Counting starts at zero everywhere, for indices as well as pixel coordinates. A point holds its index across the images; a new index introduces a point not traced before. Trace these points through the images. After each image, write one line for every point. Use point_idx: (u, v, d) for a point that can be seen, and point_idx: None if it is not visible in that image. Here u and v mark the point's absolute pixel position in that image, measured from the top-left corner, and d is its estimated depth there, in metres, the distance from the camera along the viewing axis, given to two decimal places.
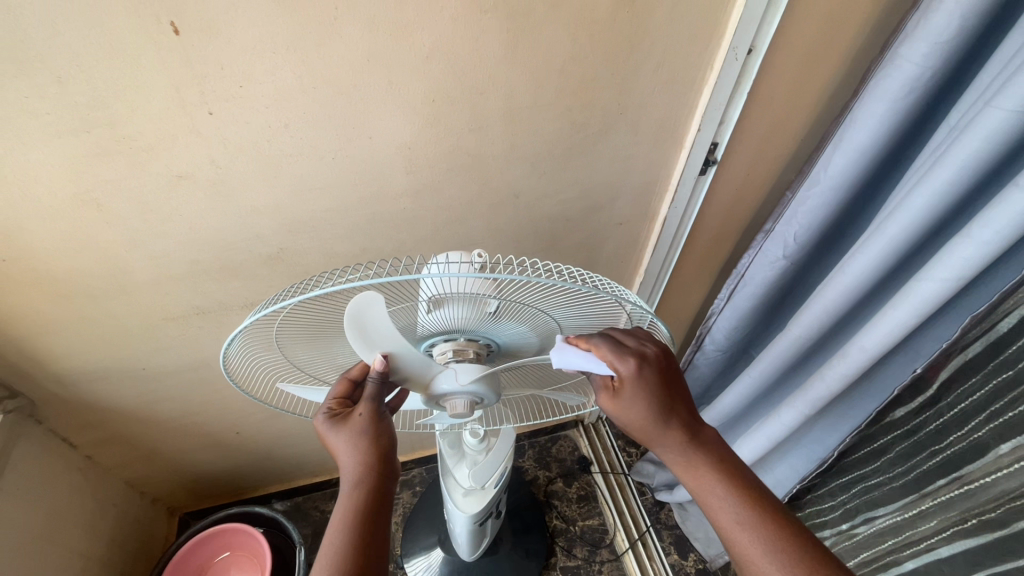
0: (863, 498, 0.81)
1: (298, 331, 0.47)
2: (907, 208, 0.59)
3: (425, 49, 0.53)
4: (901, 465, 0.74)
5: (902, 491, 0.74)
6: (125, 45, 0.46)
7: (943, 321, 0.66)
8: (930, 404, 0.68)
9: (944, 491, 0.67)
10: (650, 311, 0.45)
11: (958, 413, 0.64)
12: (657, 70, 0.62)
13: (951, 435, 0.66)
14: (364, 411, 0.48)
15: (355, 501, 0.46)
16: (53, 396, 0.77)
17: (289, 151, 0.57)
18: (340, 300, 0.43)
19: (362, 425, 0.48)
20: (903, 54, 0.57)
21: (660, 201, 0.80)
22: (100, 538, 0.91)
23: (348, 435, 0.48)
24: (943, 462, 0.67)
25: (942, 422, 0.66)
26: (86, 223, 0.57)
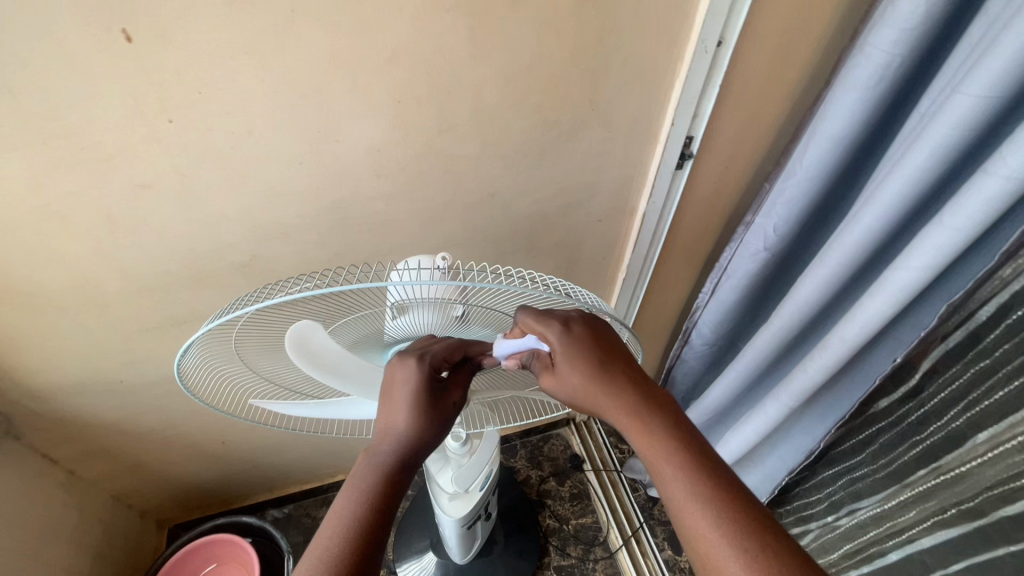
0: (847, 491, 0.83)
1: (260, 338, 0.46)
2: (883, 196, 0.58)
3: (387, 49, 0.52)
4: (884, 456, 0.75)
5: (883, 483, 0.76)
6: (77, 55, 0.45)
7: (921, 309, 0.65)
8: (911, 394, 0.68)
9: (922, 481, 0.69)
10: (621, 320, 0.45)
11: (936, 402, 0.65)
12: (628, 64, 0.61)
13: (931, 426, 0.67)
14: (460, 400, 0.51)
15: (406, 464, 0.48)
16: (29, 412, 0.76)
17: (255, 157, 0.57)
18: (302, 308, 0.42)
19: (451, 412, 0.51)
20: (873, 40, 0.57)
21: (638, 197, 0.80)
22: (86, 553, 0.90)
23: (437, 415, 0.49)
24: (923, 452, 0.68)
25: (922, 412, 0.67)
26: (51, 236, 0.56)
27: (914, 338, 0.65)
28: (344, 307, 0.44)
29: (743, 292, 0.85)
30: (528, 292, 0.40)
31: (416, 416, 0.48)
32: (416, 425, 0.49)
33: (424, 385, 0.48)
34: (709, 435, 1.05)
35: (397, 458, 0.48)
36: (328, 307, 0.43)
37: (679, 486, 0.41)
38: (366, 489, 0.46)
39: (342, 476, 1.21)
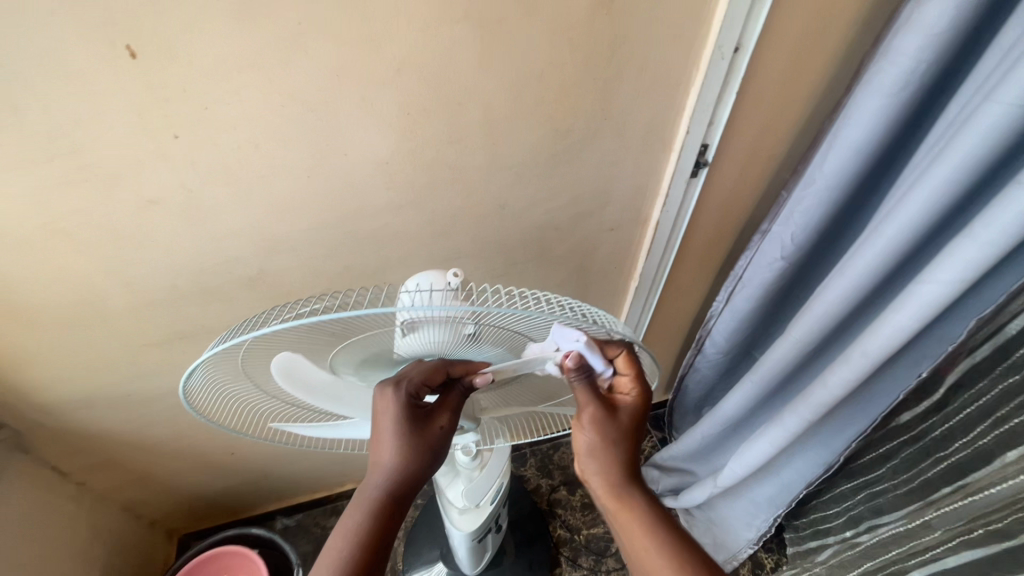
0: (868, 506, 0.83)
1: (267, 359, 0.45)
2: (907, 208, 0.56)
3: (396, 63, 0.51)
4: (907, 471, 0.75)
5: (907, 499, 0.75)
6: (81, 71, 0.44)
7: (948, 324, 0.63)
8: (936, 408, 0.69)
9: (949, 501, 0.66)
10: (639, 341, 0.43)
11: (963, 419, 0.64)
12: (642, 72, 0.60)
13: (956, 443, 0.66)
14: (446, 424, 0.52)
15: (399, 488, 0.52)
16: (39, 426, 0.75)
17: (261, 172, 0.56)
18: (309, 330, 0.41)
19: (438, 437, 0.52)
20: (896, 49, 0.55)
21: (651, 206, 0.78)
22: (96, 565, 0.90)
23: (421, 445, 0.51)
24: (948, 469, 0.67)
25: (948, 428, 0.67)
26: (58, 253, 0.56)
27: (942, 352, 0.63)
28: (351, 328, 0.43)
29: (759, 302, 0.83)
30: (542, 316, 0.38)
31: (401, 450, 0.50)
32: (402, 458, 0.51)
33: (400, 409, 0.48)
34: (723, 446, 1.03)
35: (387, 489, 0.51)
36: (336, 328, 0.42)
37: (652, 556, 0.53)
38: (367, 508, 0.51)
39: (351, 485, 1.20)
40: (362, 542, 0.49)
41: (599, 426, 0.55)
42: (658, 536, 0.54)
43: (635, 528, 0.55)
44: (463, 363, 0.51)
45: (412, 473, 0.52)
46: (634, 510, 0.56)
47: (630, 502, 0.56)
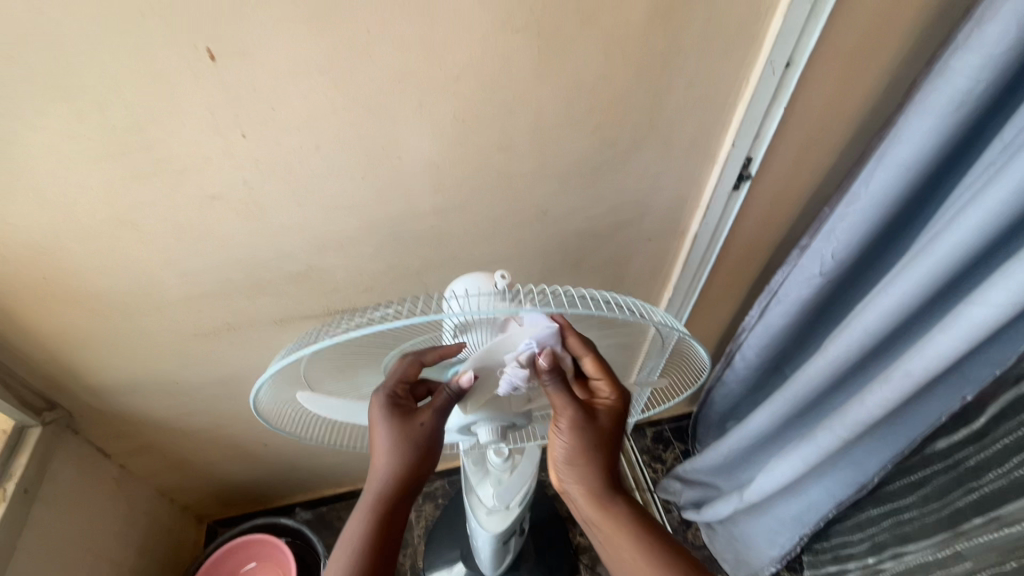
0: (893, 533, 0.80)
1: (328, 364, 0.48)
2: (961, 226, 0.55)
3: (455, 70, 0.52)
4: (936, 501, 0.71)
5: (934, 529, 0.72)
6: (164, 72, 0.46)
7: (997, 347, 0.61)
8: (973, 438, 0.65)
9: (980, 533, 0.63)
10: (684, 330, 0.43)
11: (998, 448, 0.61)
12: (692, 84, 0.60)
13: (990, 473, 0.62)
14: (427, 421, 0.52)
15: (395, 490, 0.53)
16: (90, 407, 0.79)
17: (319, 172, 0.58)
18: (369, 340, 0.44)
19: (420, 438, 0.52)
20: (953, 67, 0.55)
21: (690, 217, 0.78)
22: (131, 546, 0.93)
23: (400, 444, 0.52)
24: (981, 500, 0.64)
25: (982, 458, 0.63)
26: (124, 243, 0.59)
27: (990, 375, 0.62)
28: (409, 333, 0.46)
29: (794, 317, 0.82)
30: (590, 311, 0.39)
31: (385, 450, 0.52)
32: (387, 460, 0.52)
33: (384, 407, 0.51)
34: (751, 460, 1.01)
35: (380, 494, 0.53)
36: (394, 335, 0.45)
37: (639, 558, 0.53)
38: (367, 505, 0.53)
39: None
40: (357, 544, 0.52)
41: (577, 434, 0.54)
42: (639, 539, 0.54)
43: (616, 530, 0.55)
44: (434, 349, 0.49)
45: (405, 473, 0.53)
46: (615, 514, 0.55)
47: (611, 508, 0.55)
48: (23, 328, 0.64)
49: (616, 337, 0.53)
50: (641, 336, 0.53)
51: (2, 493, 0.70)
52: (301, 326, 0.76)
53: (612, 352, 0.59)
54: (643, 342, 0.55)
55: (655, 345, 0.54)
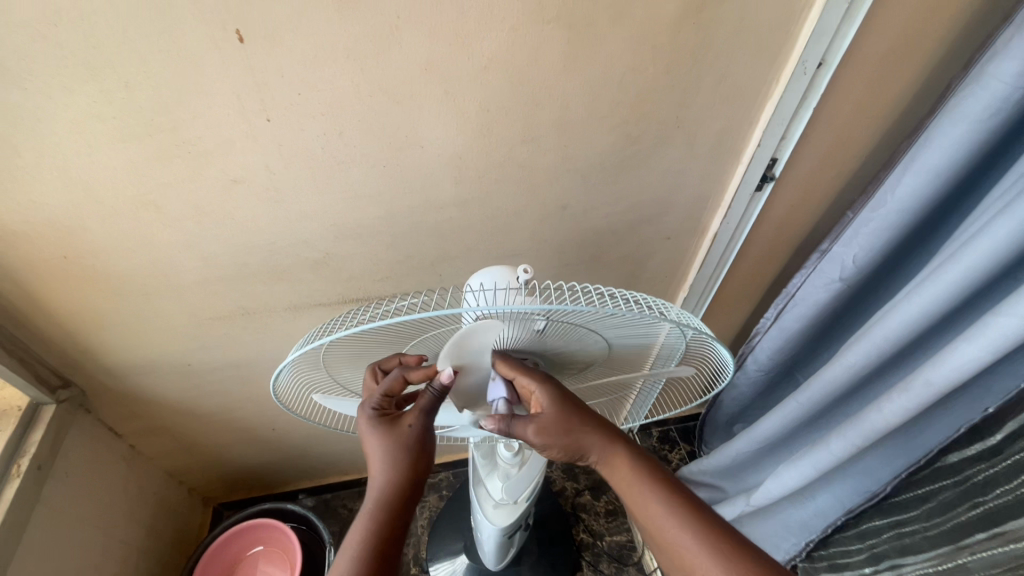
0: (892, 544, 0.78)
1: (345, 352, 0.48)
2: (993, 234, 0.54)
3: (483, 60, 0.52)
4: (939, 516, 0.70)
5: (933, 542, 0.71)
6: (192, 52, 0.46)
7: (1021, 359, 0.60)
8: (990, 455, 0.63)
9: (982, 548, 0.62)
10: (705, 333, 0.42)
11: (1010, 463, 0.60)
12: (721, 81, 0.59)
13: (997, 489, 0.61)
14: (414, 422, 0.50)
15: (392, 502, 0.49)
16: (104, 387, 0.79)
17: (342, 159, 0.57)
18: (389, 330, 0.43)
19: (412, 435, 0.50)
20: (992, 71, 0.54)
21: (711, 216, 0.78)
22: (140, 525, 0.93)
23: (393, 442, 0.49)
24: (983, 516, 0.63)
25: (990, 474, 0.62)
26: (144, 224, 0.58)
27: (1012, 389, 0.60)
28: (428, 325, 0.45)
29: (811, 322, 0.81)
30: (609, 313, 0.39)
31: (377, 453, 0.49)
32: (384, 464, 0.49)
33: (370, 414, 0.50)
34: (759, 464, 1.01)
35: (379, 504, 0.49)
36: (413, 327, 0.45)
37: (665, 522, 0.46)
38: (364, 521, 0.48)
39: None
40: (363, 552, 0.46)
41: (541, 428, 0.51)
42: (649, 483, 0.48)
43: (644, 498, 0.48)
44: (422, 368, 0.49)
45: (402, 480, 0.49)
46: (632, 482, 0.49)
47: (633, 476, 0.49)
48: (42, 306, 0.65)
49: (633, 339, 0.53)
50: (657, 338, 0.52)
51: (17, 468, 0.71)
52: (316, 313, 0.76)
53: (623, 357, 0.58)
54: (655, 344, 0.55)
55: (670, 346, 0.54)
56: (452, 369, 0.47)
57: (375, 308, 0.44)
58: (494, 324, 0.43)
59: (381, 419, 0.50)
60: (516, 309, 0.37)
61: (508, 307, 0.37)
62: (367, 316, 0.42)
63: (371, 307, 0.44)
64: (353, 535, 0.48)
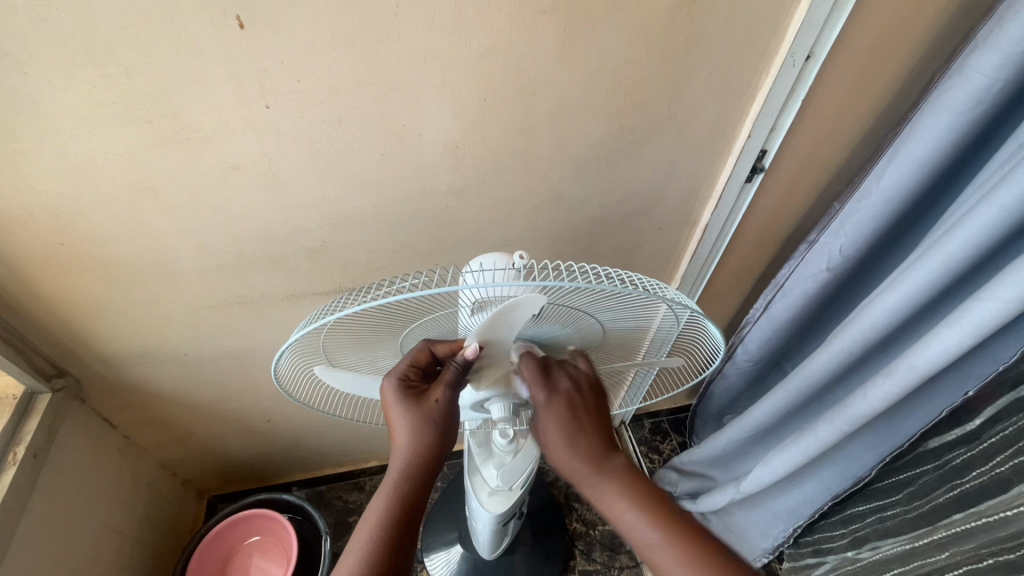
0: (874, 527, 0.81)
1: (345, 336, 0.49)
2: (974, 221, 0.55)
3: (481, 49, 0.53)
4: (919, 498, 0.74)
5: (913, 524, 0.74)
6: (193, 38, 0.46)
7: (996, 345, 0.62)
8: (965, 443, 0.67)
9: (957, 523, 0.66)
10: (696, 311, 0.43)
11: (985, 448, 0.64)
12: (713, 73, 0.60)
13: (974, 471, 0.65)
14: (440, 398, 0.50)
15: (415, 473, 0.50)
16: (98, 376, 0.79)
17: (341, 147, 0.58)
18: (390, 312, 0.44)
19: (438, 410, 0.50)
20: (974, 63, 0.55)
21: (702, 207, 0.79)
22: (135, 516, 0.94)
23: (420, 416, 0.50)
24: (961, 497, 0.66)
25: (969, 457, 0.66)
26: (141, 211, 0.59)
27: (988, 374, 0.63)
28: (427, 307, 0.46)
29: (799, 311, 0.83)
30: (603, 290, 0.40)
31: (403, 426, 0.50)
32: (410, 437, 0.50)
33: (394, 385, 0.51)
34: (748, 453, 1.03)
35: (403, 474, 0.50)
36: (411, 310, 0.45)
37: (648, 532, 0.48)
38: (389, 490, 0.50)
39: (374, 462, 1.22)
40: (386, 521, 0.49)
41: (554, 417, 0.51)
42: (627, 493, 0.49)
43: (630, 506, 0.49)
44: (450, 342, 0.52)
45: (425, 454, 0.50)
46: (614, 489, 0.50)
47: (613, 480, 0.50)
48: (37, 294, 0.65)
49: (627, 322, 0.54)
50: (650, 321, 0.54)
51: (13, 456, 0.71)
52: (312, 302, 0.76)
53: (619, 341, 0.60)
54: (650, 328, 0.56)
55: (664, 328, 0.55)
56: (477, 345, 0.47)
57: (372, 290, 0.45)
58: (536, 299, 0.41)
59: (407, 393, 0.51)
60: (512, 287, 0.38)
61: (504, 285, 0.38)
62: (369, 296, 0.43)
63: (368, 289, 0.45)
64: (378, 500, 0.50)
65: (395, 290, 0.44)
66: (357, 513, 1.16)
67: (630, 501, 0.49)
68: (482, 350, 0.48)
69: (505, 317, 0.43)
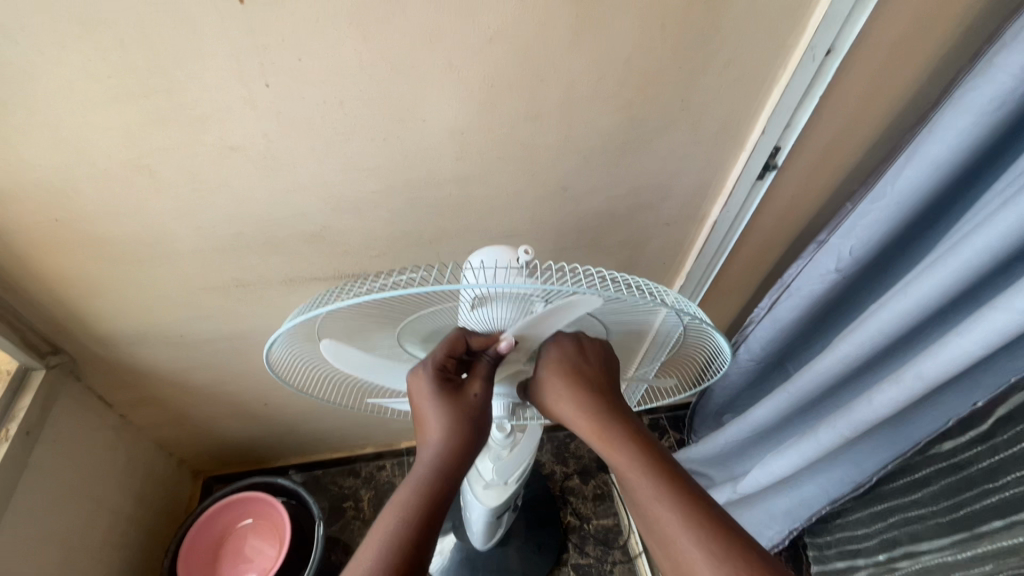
0: (901, 530, 0.77)
1: (340, 325, 0.48)
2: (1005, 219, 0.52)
3: (489, 33, 0.51)
4: (944, 500, 0.70)
5: (946, 529, 0.70)
6: (190, 13, 0.45)
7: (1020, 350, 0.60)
8: (981, 437, 0.64)
9: (1006, 537, 0.61)
10: (698, 318, 0.42)
11: (1016, 453, 0.60)
12: (728, 66, 0.58)
13: (1007, 476, 0.61)
14: (479, 393, 0.50)
15: (450, 469, 0.49)
16: (93, 355, 0.78)
17: (342, 131, 0.56)
18: (385, 304, 0.43)
19: (475, 405, 0.51)
20: (998, 64, 0.53)
21: (711, 204, 0.77)
22: (129, 495, 0.93)
23: (461, 413, 0.50)
24: (998, 504, 0.62)
25: (996, 460, 0.62)
26: (138, 190, 0.58)
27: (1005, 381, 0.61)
28: (424, 301, 0.45)
29: (804, 312, 0.81)
30: (606, 293, 0.39)
31: (441, 420, 0.49)
32: (448, 431, 0.49)
33: (430, 377, 0.50)
34: (746, 454, 1.02)
35: (437, 466, 0.49)
36: (409, 302, 0.45)
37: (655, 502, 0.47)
38: (424, 480, 0.48)
39: (371, 449, 1.22)
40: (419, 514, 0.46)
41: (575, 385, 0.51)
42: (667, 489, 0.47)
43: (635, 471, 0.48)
44: (485, 334, 0.50)
45: (461, 451, 0.50)
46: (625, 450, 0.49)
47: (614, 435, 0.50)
48: (31, 270, 0.64)
49: (628, 324, 0.53)
50: (653, 325, 0.53)
51: (5, 433, 0.70)
52: (312, 287, 0.75)
53: (620, 342, 0.59)
54: (652, 331, 0.55)
55: (666, 331, 0.54)
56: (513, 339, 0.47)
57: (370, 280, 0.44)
58: (591, 300, 0.41)
59: (442, 386, 0.50)
60: (515, 286, 0.37)
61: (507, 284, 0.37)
62: (364, 288, 0.42)
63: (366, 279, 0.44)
64: (409, 489, 0.48)
65: (392, 284, 0.43)
66: (352, 499, 1.16)
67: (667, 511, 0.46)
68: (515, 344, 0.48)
69: (556, 313, 0.44)
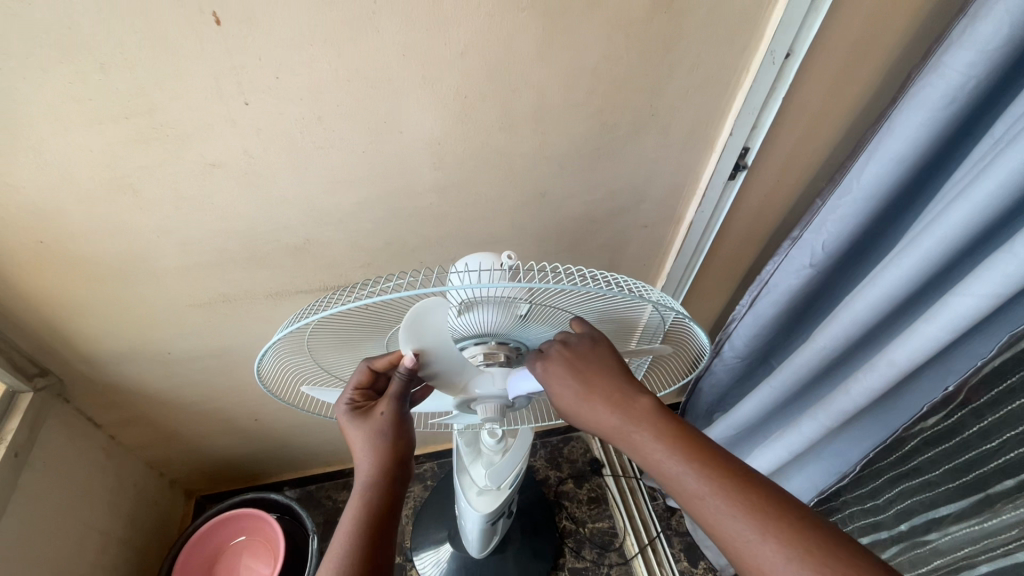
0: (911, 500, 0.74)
1: (329, 335, 0.49)
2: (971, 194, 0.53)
3: (460, 46, 0.53)
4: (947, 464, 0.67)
5: (953, 495, 0.68)
6: (168, 35, 0.46)
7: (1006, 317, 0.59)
8: (959, 405, 0.63)
9: None
10: (678, 310, 0.44)
11: (1010, 414, 0.58)
12: (692, 70, 0.61)
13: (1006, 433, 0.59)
14: (385, 409, 0.51)
15: (376, 487, 0.48)
16: (81, 375, 0.79)
17: (323, 146, 0.58)
18: (374, 312, 0.44)
19: (386, 421, 0.50)
20: (947, 62, 0.56)
21: (687, 205, 0.80)
22: (120, 515, 0.93)
23: (368, 430, 0.50)
24: (1004, 466, 0.61)
25: (993, 421, 0.60)
26: (122, 209, 0.59)
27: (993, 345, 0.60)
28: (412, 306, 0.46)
29: (783, 306, 0.83)
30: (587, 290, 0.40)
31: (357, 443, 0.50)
32: (366, 450, 0.49)
33: (344, 408, 0.53)
34: (738, 450, 1.02)
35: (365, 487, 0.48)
36: (396, 309, 0.46)
37: (694, 492, 0.40)
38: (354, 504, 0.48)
39: None
40: (350, 538, 0.45)
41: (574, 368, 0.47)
42: (721, 485, 0.39)
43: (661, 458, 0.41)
44: (386, 356, 0.54)
45: (384, 467, 0.49)
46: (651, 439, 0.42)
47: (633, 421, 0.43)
48: (18, 292, 0.64)
49: (613, 322, 0.54)
50: (637, 321, 0.54)
51: None
52: (299, 299, 0.76)
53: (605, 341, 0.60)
54: (637, 327, 0.56)
55: (651, 327, 0.56)
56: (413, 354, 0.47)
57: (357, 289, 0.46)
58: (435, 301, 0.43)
59: (355, 413, 0.52)
60: (502, 286, 0.38)
61: (493, 285, 0.38)
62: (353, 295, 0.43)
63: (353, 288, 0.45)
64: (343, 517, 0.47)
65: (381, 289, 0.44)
66: None
67: (724, 494, 0.38)
68: (420, 358, 0.48)
69: (422, 322, 0.45)
